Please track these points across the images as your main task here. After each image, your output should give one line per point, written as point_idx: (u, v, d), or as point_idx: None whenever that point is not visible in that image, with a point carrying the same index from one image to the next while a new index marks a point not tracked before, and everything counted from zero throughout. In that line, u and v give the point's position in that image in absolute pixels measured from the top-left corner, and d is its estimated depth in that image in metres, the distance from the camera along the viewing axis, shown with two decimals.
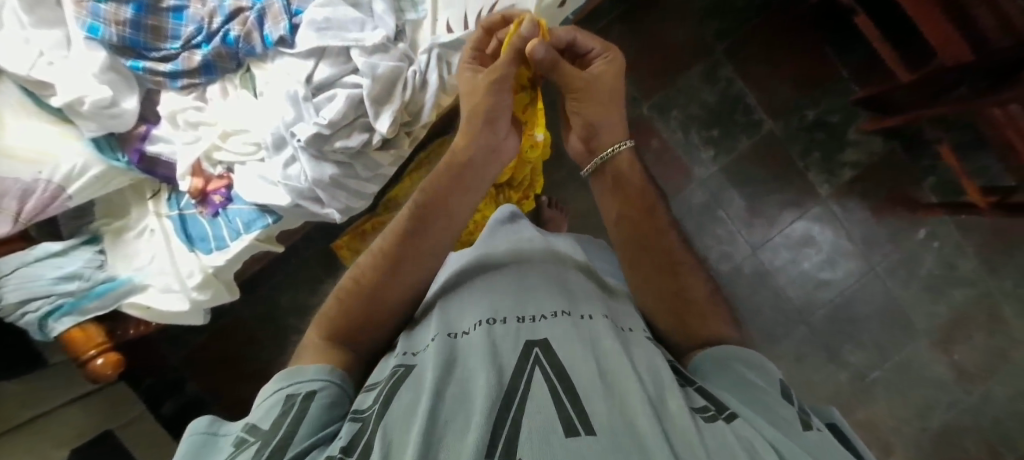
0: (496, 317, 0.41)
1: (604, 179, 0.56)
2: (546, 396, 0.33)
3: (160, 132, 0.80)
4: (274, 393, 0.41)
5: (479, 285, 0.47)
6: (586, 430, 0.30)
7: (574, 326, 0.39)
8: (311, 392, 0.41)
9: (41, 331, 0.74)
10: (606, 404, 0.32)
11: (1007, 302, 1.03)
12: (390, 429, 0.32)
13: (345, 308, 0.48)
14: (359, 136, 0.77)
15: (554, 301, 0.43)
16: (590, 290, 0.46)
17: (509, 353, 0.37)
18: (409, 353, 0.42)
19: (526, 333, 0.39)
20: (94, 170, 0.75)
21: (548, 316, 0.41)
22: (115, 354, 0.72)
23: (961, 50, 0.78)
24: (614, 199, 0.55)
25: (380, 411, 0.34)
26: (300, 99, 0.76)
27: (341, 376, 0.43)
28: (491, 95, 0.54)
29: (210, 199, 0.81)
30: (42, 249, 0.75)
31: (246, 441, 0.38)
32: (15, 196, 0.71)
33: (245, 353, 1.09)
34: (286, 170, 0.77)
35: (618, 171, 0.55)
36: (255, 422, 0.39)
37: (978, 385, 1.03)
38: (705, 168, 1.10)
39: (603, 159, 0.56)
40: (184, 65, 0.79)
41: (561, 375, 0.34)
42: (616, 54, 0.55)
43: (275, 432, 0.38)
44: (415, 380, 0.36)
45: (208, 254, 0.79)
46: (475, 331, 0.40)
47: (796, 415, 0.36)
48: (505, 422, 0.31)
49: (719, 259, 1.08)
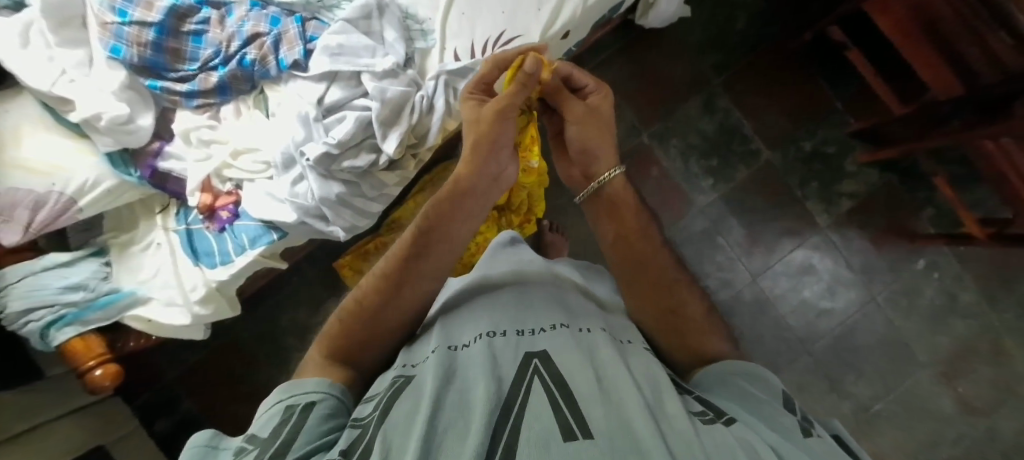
0: (496, 330, 0.42)
1: (599, 204, 0.58)
2: (545, 403, 0.33)
3: (173, 149, 0.82)
4: (274, 404, 0.41)
5: (480, 301, 0.47)
6: (584, 434, 0.30)
7: (573, 338, 0.40)
8: (311, 403, 0.41)
9: (43, 341, 0.74)
10: (604, 410, 0.32)
11: (1009, 335, 1.03)
12: (390, 434, 0.32)
13: (345, 328, 0.48)
14: (362, 158, 0.79)
15: (553, 315, 0.44)
16: (590, 308, 0.47)
17: (508, 364, 0.37)
18: (409, 364, 0.42)
19: (525, 345, 0.40)
20: (106, 184, 0.77)
21: (547, 329, 0.42)
22: (115, 366, 0.71)
23: (951, 85, 0.81)
24: (609, 221, 0.56)
25: (380, 418, 0.34)
26: (310, 119, 0.78)
27: (340, 390, 0.44)
28: (494, 129, 0.55)
29: (217, 214, 0.83)
30: (49, 259, 0.76)
31: (246, 450, 0.38)
32: (28, 206, 0.73)
33: (242, 372, 1.09)
34: (294, 188, 0.79)
35: (609, 199, 0.57)
36: (254, 432, 0.39)
37: (984, 419, 1.02)
38: (705, 196, 1.12)
39: (600, 184, 0.57)
40: (201, 85, 0.82)
41: (559, 382, 0.35)
42: (607, 90, 0.58)
43: (274, 441, 0.38)
44: (415, 388, 0.37)
45: (213, 269, 0.80)
46: (474, 344, 0.40)
47: (796, 424, 0.36)
48: (504, 429, 0.31)
49: (719, 286, 1.09)
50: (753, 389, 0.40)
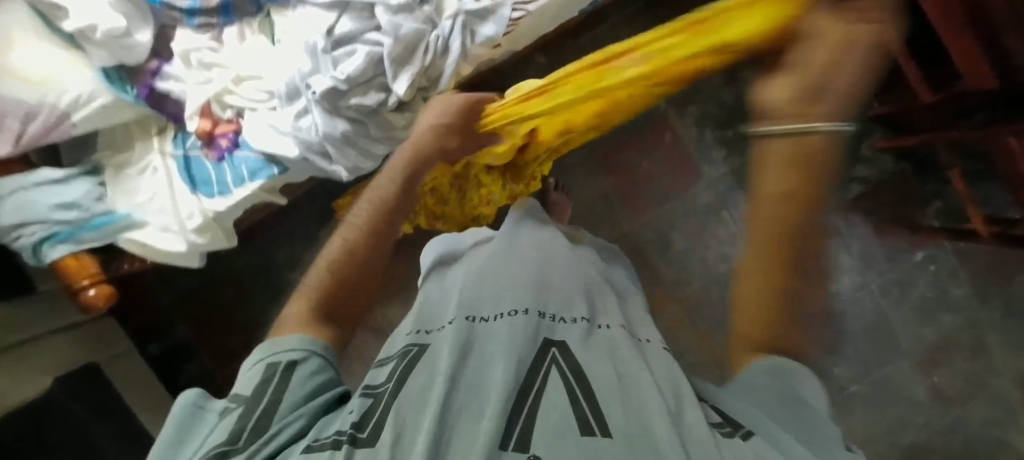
0: (518, 308, 0.41)
1: (788, 150, 0.44)
2: (563, 394, 0.32)
3: (173, 70, 0.79)
4: (255, 362, 0.40)
5: (496, 275, 0.46)
6: (603, 432, 0.29)
7: (590, 332, 0.40)
8: (294, 361, 0.40)
9: (35, 257, 0.73)
10: (623, 408, 0.31)
11: (994, 334, 1.04)
12: (403, 409, 0.32)
13: (333, 282, 0.49)
14: (368, 96, 0.76)
15: (575, 306, 0.43)
16: (610, 299, 0.47)
17: (529, 346, 0.37)
18: (424, 331, 0.42)
19: (546, 330, 0.39)
20: (100, 101, 0.73)
21: (568, 320, 0.41)
22: (109, 288, 0.72)
23: (985, 77, 0.76)
24: (777, 177, 0.44)
25: (394, 390, 0.34)
26: (318, 51, 0.74)
27: (325, 346, 0.43)
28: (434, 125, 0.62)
29: (217, 142, 0.79)
30: (43, 175, 0.74)
31: (230, 408, 0.37)
32: (18, 117, 0.70)
33: (235, 302, 1.09)
34: (298, 121, 0.76)
35: (803, 147, 0.44)
36: (237, 391, 0.39)
37: (954, 408, 1.05)
38: (715, 167, 1.10)
39: (796, 130, 0.44)
40: (202, 3, 0.78)
41: (578, 374, 0.34)
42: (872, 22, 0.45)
43: (259, 404, 0.37)
44: (429, 360, 0.37)
45: (210, 198, 0.78)
46: (494, 322, 0.40)
47: (840, 437, 0.35)
48: (520, 417, 0.30)
49: (717, 260, 1.09)
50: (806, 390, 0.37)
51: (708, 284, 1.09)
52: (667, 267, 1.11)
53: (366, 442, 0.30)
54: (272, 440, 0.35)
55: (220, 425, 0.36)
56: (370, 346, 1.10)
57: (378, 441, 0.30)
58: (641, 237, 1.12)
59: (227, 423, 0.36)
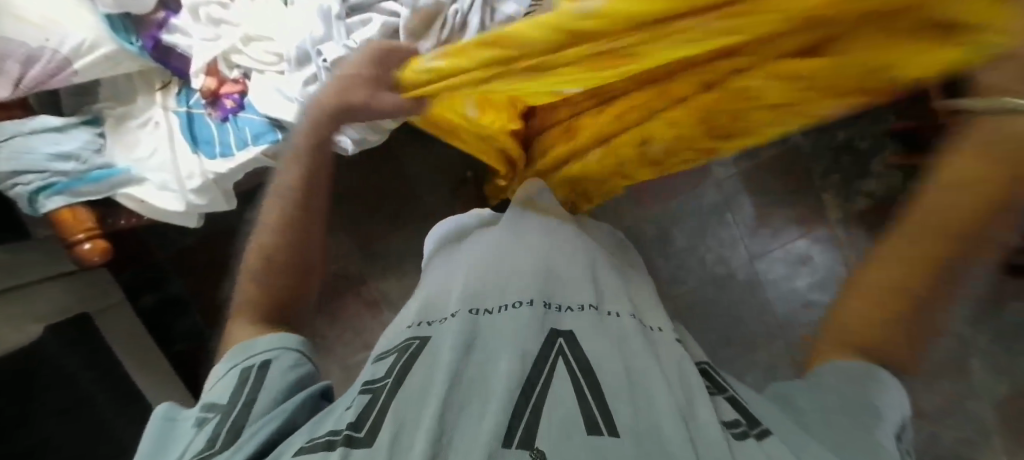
0: (523, 300, 0.42)
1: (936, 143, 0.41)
2: (569, 389, 0.33)
3: (180, 23, 0.78)
4: (229, 367, 0.43)
5: (501, 264, 0.47)
6: (610, 430, 0.30)
7: (601, 324, 0.41)
8: (267, 361, 0.43)
9: (31, 207, 0.71)
10: (631, 408, 0.32)
11: (992, 361, 0.99)
12: (401, 410, 0.33)
13: (263, 290, 0.53)
14: (339, 143, 0.79)
15: (583, 293, 0.45)
16: (619, 287, 0.48)
17: (538, 337, 0.38)
18: (425, 323, 0.43)
19: (551, 321, 0.40)
20: (105, 50, 0.72)
21: (575, 308, 0.42)
22: (105, 242, 0.71)
23: None
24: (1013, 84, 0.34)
25: (394, 386, 0.35)
26: (332, 17, 0.73)
27: (297, 344, 0.45)
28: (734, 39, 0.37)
29: (221, 102, 0.79)
30: (40, 122, 0.73)
31: (206, 418, 0.39)
32: (17, 60, 0.69)
33: (234, 263, 1.09)
34: (306, 88, 0.74)
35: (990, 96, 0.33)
36: (211, 401, 0.40)
37: (932, 427, 1.00)
38: (726, 168, 1.09)
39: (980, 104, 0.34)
40: None
41: (585, 370, 0.35)
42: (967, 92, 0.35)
43: (235, 407, 0.39)
44: (426, 355, 0.38)
45: (212, 159, 0.77)
46: (500, 313, 0.41)
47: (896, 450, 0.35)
48: (523, 415, 0.31)
49: (715, 262, 1.10)
50: (876, 400, 0.37)
51: (702, 284, 1.10)
52: (664, 265, 1.11)
53: (365, 441, 0.31)
54: (249, 439, 0.36)
55: (198, 434, 0.38)
56: (364, 319, 1.11)
57: (376, 441, 0.31)
58: (642, 233, 1.12)
59: (209, 428, 0.38)
